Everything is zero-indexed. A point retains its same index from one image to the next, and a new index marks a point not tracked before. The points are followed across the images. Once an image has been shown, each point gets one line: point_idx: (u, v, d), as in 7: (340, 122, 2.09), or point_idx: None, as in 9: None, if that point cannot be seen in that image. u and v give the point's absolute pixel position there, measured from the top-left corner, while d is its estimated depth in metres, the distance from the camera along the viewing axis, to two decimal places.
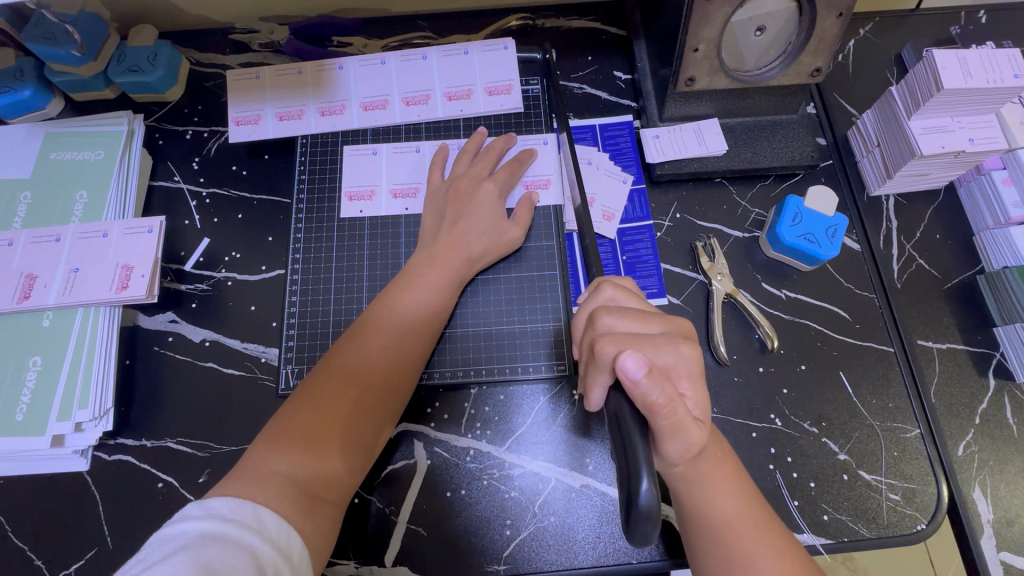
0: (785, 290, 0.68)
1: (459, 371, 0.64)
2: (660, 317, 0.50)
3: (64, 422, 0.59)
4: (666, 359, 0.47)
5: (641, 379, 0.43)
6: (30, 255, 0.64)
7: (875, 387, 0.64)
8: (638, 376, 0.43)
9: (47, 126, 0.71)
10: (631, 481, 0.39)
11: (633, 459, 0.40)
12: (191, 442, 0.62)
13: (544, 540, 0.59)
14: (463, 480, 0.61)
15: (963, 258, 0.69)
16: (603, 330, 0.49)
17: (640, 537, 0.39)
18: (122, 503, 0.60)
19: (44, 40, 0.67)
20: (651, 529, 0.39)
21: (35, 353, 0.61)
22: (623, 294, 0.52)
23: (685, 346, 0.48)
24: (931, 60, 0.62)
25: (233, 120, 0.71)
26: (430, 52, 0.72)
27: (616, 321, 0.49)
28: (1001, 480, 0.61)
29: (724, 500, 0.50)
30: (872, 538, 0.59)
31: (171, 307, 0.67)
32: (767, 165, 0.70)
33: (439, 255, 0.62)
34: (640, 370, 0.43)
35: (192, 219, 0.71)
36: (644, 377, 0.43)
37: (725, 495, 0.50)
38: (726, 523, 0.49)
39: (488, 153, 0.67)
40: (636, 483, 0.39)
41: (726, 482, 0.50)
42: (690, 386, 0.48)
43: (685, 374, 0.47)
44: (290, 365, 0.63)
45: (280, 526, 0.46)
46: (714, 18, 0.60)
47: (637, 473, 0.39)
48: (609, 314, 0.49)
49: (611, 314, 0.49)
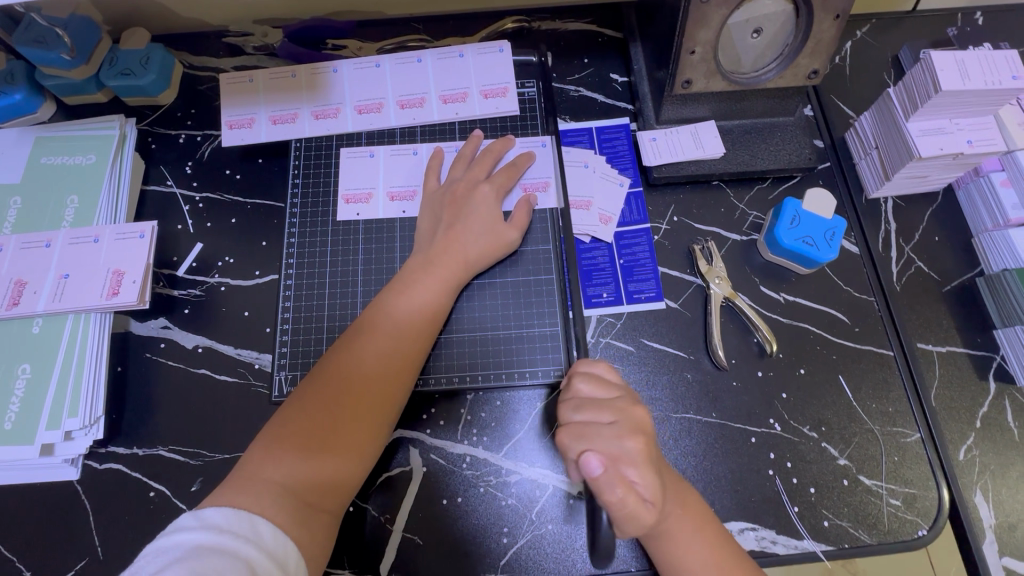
0: (783, 293, 0.67)
1: (456, 376, 0.63)
2: (615, 404, 0.52)
3: (53, 431, 0.58)
4: (613, 450, 0.49)
5: (598, 473, 0.47)
6: (20, 261, 0.63)
7: (875, 391, 0.63)
8: (596, 473, 0.47)
9: (38, 130, 0.70)
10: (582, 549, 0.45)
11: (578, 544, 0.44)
12: (184, 450, 0.61)
13: (542, 549, 0.58)
14: (460, 488, 0.60)
15: (962, 260, 0.69)
16: (566, 425, 0.52)
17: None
18: (113, 512, 0.59)
19: (35, 44, 0.66)
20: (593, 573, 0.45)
21: (24, 360, 0.60)
22: (593, 385, 0.54)
23: (632, 437, 0.50)
24: (928, 62, 0.62)
25: (226, 124, 0.70)
26: (426, 55, 0.72)
27: (576, 417, 0.52)
28: (1002, 484, 0.61)
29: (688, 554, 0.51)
30: (873, 544, 0.58)
31: (164, 312, 0.66)
32: (765, 167, 0.70)
33: (434, 260, 0.61)
34: (598, 467, 0.47)
35: (185, 224, 0.70)
36: (601, 473, 0.47)
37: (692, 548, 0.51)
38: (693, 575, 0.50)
39: (485, 158, 0.67)
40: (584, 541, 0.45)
41: (692, 533, 0.51)
42: (638, 473, 0.48)
43: (634, 460, 0.49)
44: (284, 371, 0.62)
45: (275, 535, 0.45)
46: (710, 21, 0.59)
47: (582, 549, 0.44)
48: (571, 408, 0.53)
49: (572, 409, 0.53)
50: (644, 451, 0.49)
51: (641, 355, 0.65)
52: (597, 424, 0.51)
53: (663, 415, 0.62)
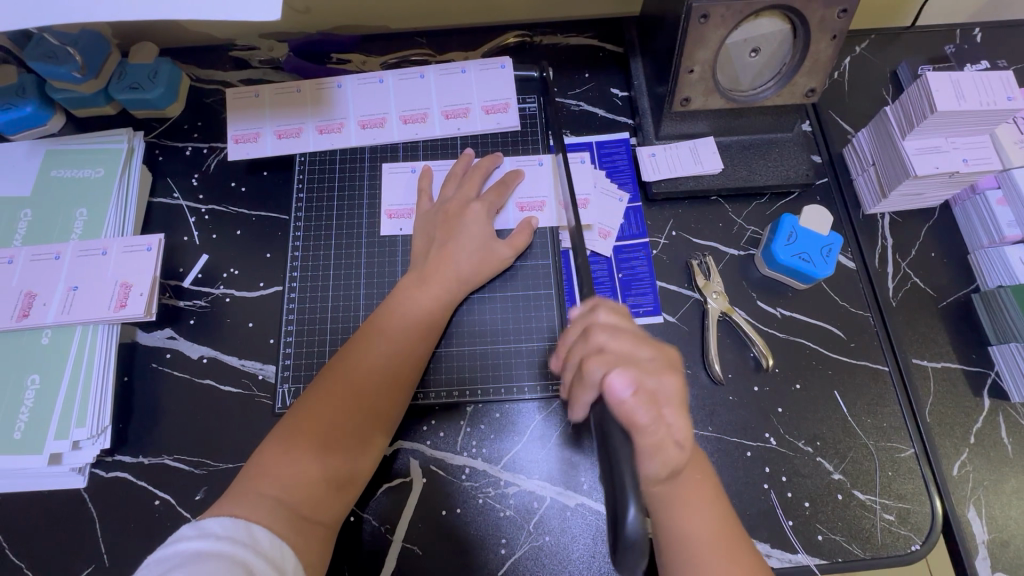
0: (780, 308, 0.68)
1: (455, 390, 0.64)
2: (649, 341, 0.50)
3: (61, 440, 0.59)
4: (651, 386, 0.46)
5: (628, 397, 0.45)
6: (30, 272, 0.64)
7: (870, 406, 0.64)
8: (624, 396, 0.45)
9: (48, 143, 0.71)
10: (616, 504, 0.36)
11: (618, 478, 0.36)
12: (188, 459, 0.62)
13: (539, 560, 0.59)
14: (458, 499, 0.61)
15: (957, 276, 0.70)
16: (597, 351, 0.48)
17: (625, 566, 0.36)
18: (118, 521, 0.60)
19: (46, 60, 0.68)
20: (637, 559, 0.36)
21: (33, 370, 0.62)
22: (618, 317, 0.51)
23: (669, 373, 0.48)
24: (925, 82, 0.62)
25: (232, 138, 0.71)
26: (428, 71, 0.73)
27: (609, 340, 0.49)
28: (995, 499, 0.61)
29: (693, 521, 0.49)
30: (866, 559, 0.59)
31: (169, 323, 0.68)
32: (762, 183, 0.71)
33: (428, 277, 0.62)
34: (627, 389, 0.45)
35: (191, 236, 0.72)
36: (628, 395, 0.45)
37: (695, 515, 0.49)
38: (694, 544, 0.48)
39: (474, 173, 0.68)
40: (621, 507, 0.35)
41: (696, 502, 0.49)
42: (672, 413, 0.47)
43: (670, 399, 0.47)
44: (287, 383, 0.64)
45: (272, 540, 0.47)
46: (709, 41, 0.60)
47: (621, 497, 0.35)
48: (604, 332, 0.49)
49: (604, 333, 0.49)
50: (678, 389, 0.48)
51: None
52: (631, 355, 0.48)
53: None
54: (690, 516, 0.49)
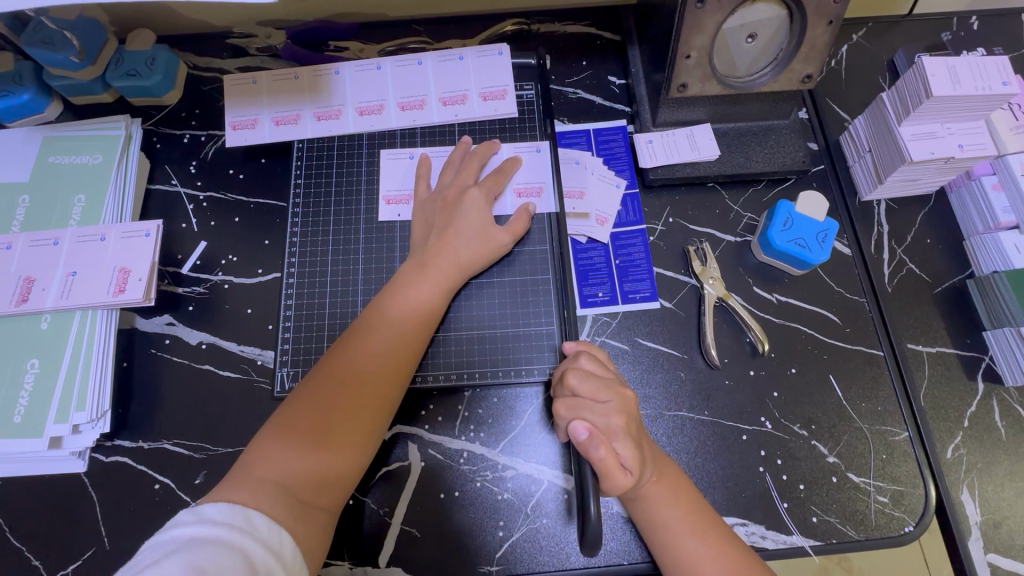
0: (776, 294, 0.68)
1: (453, 375, 0.64)
2: (612, 385, 0.56)
3: (61, 424, 0.60)
4: (602, 424, 0.53)
5: (584, 438, 0.52)
6: (28, 258, 0.64)
7: (864, 390, 0.65)
8: (582, 437, 0.52)
9: (46, 130, 0.71)
10: None
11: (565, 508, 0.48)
12: (188, 444, 0.63)
13: (536, 542, 0.59)
14: (456, 482, 0.62)
15: (952, 262, 0.70)
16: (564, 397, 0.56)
17: None
18: (119, 504, 0.60)
19: (42, 45, 0.67)
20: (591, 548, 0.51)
21: (32, 355, 0.62)
22: (595, 363, 0.58)
23: (619, 415, 0.54)
24: (921, 67, 0.63)
25: (230, 125, 0.71)
26: (426, 58, 0.73)
27: (580, 384, 0.55)
28: (989, 481, 0.62)
29: (666, 513, 0.54)
30: (860, 540, 0.59)
31: (168, 309, 0.68)
32: (759, 170, 0.71)
33: (428, 263, 0.63)
34: (584, 433, 0.52)
35: (189, 222, 0.72)
36: (586, 437, 0.52)
37: (669, 506, 0.54)
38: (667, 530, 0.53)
39: (472, 160, 0.68)
40: None
41: (670, 496, 0.54)
42: (622, 445, 0.52)
43: (619, 434, 0.53)
44: (285, 368, 0.64)
45: (270, 526, 0.47)
46: (705, 26, 0.60)
47: (586, 498, 0.52)
48: (576, 377, 0.56)
49: (577, 377, 0.56)
50: (626, 427, 0.53)
51: (635, 353, 0.66)
52: (593, 399, 0.55)
53: (656, 413, 0.64)
54: (664, 506, 0.54)
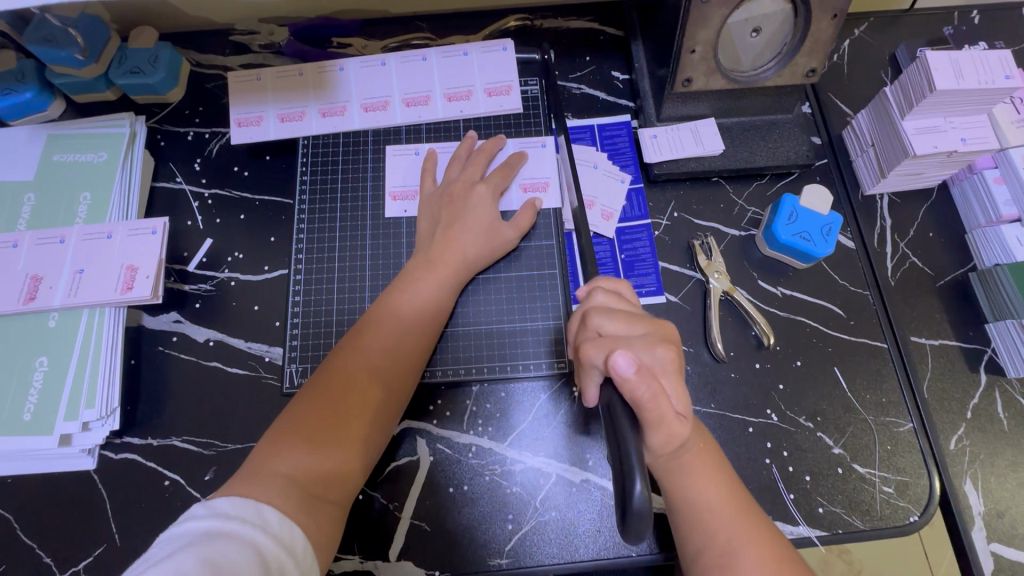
0: (781, 287, 0.69)
1: (461, 370, 0.65)
2: (644, 318, 0.52)
3: (71, 421, 0.60)
4: (645, 360, 0.49)
5: (630, 375, 0.44)
6: (35, 256, 0.64)
7: (869, 382, 0.65)
8: (627, 374, 0.44)
9: (50, 128, 0.71)
10: (626, 478, 0.40)
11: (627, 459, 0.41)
12: (197, 440, 0.63)
13: (545, 534, 0.60)
14: (465, 477, 0.62)
15: (955, 255, 0.71)
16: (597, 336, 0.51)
17: (636, 534, 0.40)
18: (129, 501, 0.61)
19: (46, 43, 0.67)
20: (644, 524, 0.39)
21: (40, 353, 0.62)
22: (613, 297, 0.54)
23: (660, 347, 0.50)
24: (924, 61, 0.63)
25: (235, 122, 0.71)
26: (430, 54, 0.73)
27: (606, 323, 0.51)
28: (991, 471, 0.63)
29: (701, 491, 0.51)
30: (866, 530, 0.60)
31: (175, 307, 0.68)
32: (763, 164, 0.71)
33: (435, 259, 0.63)
34: (629, 367, 0.44)
35: (195, 220, 0.72)
36: (632, 373, 0.44)
37: (705, 483, 0.52)
38: (704, 509, 0.51)
39: (478, 157, 0.68)
40: (630, 483, 0.40)
41: (705, 469, 0.52)
42: (668, 383, 0.49)
43: (665, 370, 0.49)
44: (294, 365, 0.64)
45: (282, 520, 0.47)
46: (710, 21, 0.60)
47: (630, 475, 0.40)
48: (601, 314, 0.52)
49: (601, 316, 0.52)
50: (672, 359, 0.50)
51: None
52: (628, 335, 0.51)
53: None
54: (699, 483, 0.51)
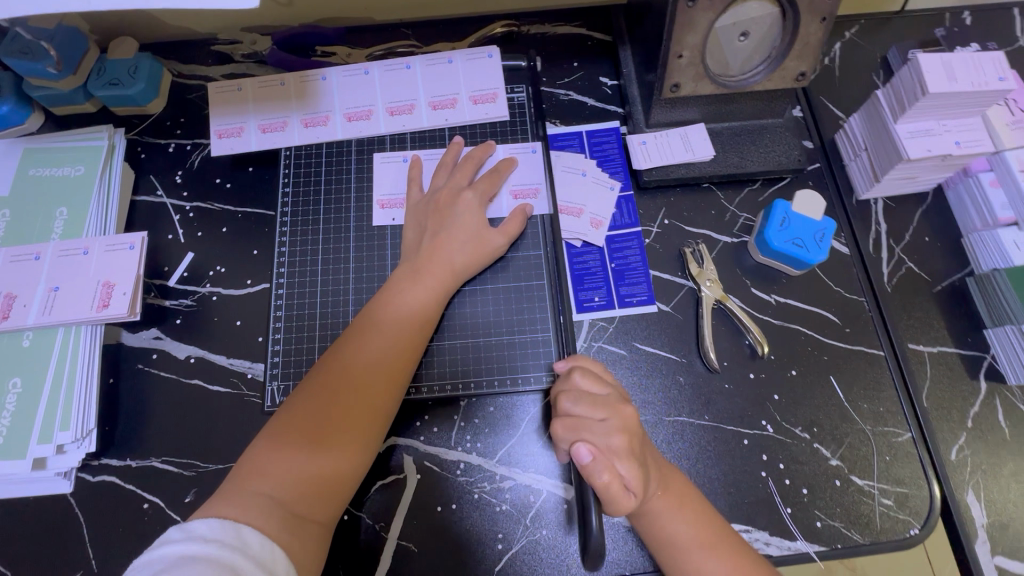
0: (775, 295, 0.67)
1: (449, 384, 0.63)
2: (608, 401, 0.54)
3: (45, 444, 0.58)
4: (603, 442, 0.51)
5: (587, 462, 0.49)
6: (10, 273, 0.63)
7: (866, 391, 0.64)
8: (585, 461, 0.49)
9: (27, 142, 0.70)
10: None
11: None
12: (177, 461, 0.61)
13: (536, 554, 0.58)
14: (454, 494, 0.60)
15: (951, 259, 0.69)
16: (561, 417, 0.54)
17: None
18: (107, 525, 0.59)
19: (20, 55, 0.66)
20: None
21: (15, 374, 0.60)
22: (590, 379, 0.55)
23: (619, 434, 0.51)
24: (916, 64, 0.62)
25: (215, 133, 0.70)
26: (415, 61, 0.72)
27: (573, 406, 0.53)
28: (993, 482, 0.61)
29: (671, 530, 0.52)
30: (866, 545, 0.58)
31: (155, 323, 0.66)
32: (755, 169, 0.70)
33: (421, 268, 0.61)
34: (587, 455, 0.49)
35: (176, 233, 0.70)
36: (589, 461, 0.49)
37: (677, 520, 0.52)
38: (676, 543, 0.52)
39: (466, 165, 0.67)
40: None
41: (675, 508, 0.53)
42: (627, 467, 0.50)
43: (622, 455, 0.51)
44: (276, 382, 0.62)
45: (262, 542, 0.46)
46: (697, 25, 0.59)
47: None
48: (569, 399, 0.54)
49: (568, 398, 0.54)
50: (629, 447, 0.51)
51: (633, 358, 0.65)
52: (589, 419, 0.53)
53: (656, 420, 0.62)
54: (671, 523, 0.52)
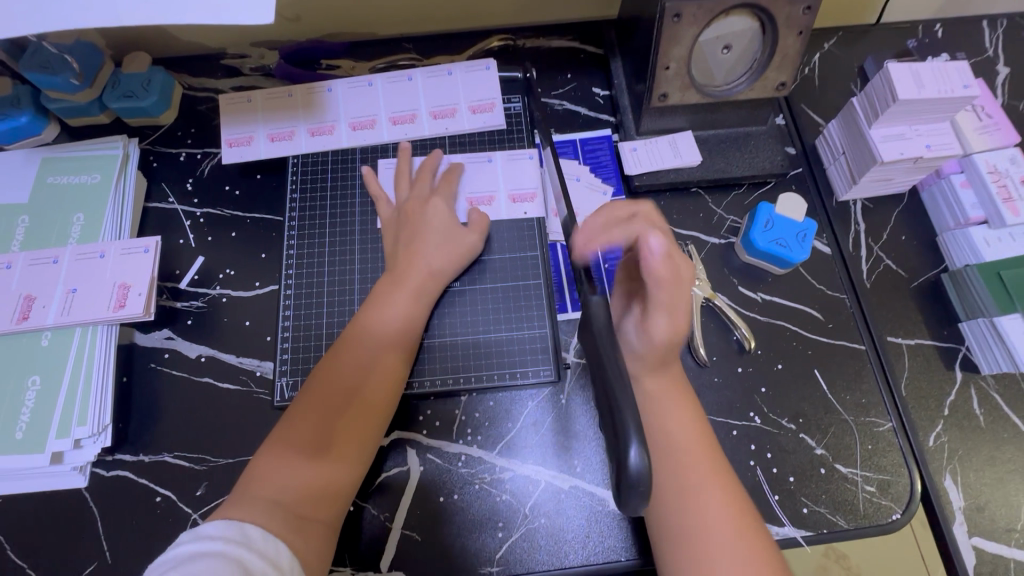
0: (761, 292, 0.71)
1: (448, 379, 0.66)
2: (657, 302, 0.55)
3: (63, 439, 0.60)
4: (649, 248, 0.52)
5: (663, 248, 0.52)
6: (29, 277, 0.65)
7: (849, 382, 0.67)
8: (661, 249, 0.52)
9: (44, 151, 0.73)
10: (621, 445, 0.39)
11: (621, 423, 0.39)
12: (189, 456, 0.64)
13: (535, 541, 0.61)
14: (456, 485, 0.63)
15: (927, 258, 0.73)
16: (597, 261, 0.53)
17: (629, 503, 0.39)
18: (121, 518, 0.61)
19: (41, 69, 0.69)
20: (641, 498, 0.38)
21: (33, 373, 0.63)
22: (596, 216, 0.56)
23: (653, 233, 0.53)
24: (886, 73, 0.66)
25: (226, 142, 0.73)
26: (416, 74, 0.75)
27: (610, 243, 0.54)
28: (970, 468, 0.64)
29: (675, 429, 0.56)
30: (850, 529, 0.61)
31: (167, 324, 0.69)
32: (740, 174, 0.74)
33: (400, 276, 0.64)
34: (661, 246, 0.52)
35: (187, 238, 0.73)
36: (663, 249, 0.52)
37: (677, 421, 0.56)
38: (676, 446, 0.55)
39: (426, 169, 0.71)
40: (625, 448, 0.38)
41: (676, 409, 0.57)
42: (654, 238, 0.53)
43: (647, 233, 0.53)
44: (285, 378, 0.65)
45: (268, 538, 0.47)
46: (682, 38, 0.63)
47: (626, 441, 0.39)
48: (597, 238, 0.54)
49: (585, 240, 0.53)
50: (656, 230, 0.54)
51: None
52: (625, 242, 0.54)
53: None
54: (670, 422, 0.56)
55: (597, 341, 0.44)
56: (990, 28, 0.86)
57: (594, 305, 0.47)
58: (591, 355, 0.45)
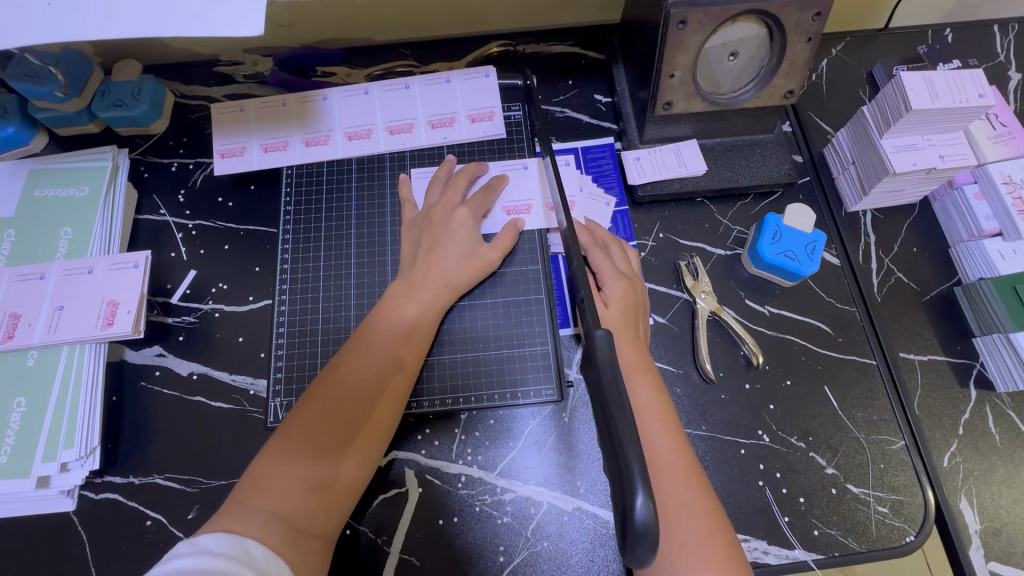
0: (768, 306, 0.69)
1: (448, 399, 0.64)
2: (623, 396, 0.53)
3: (49, 463, 0.58)
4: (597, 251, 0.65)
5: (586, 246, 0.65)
6: (15, 293, 0.63)
7: (860, 399, 0.65)
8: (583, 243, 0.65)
9: (31, 163, 0.71)
10: (626, 494, 0.37)
11: (626, 468, 0.37)
12: (180, 478, 0.62)
13: (537, 566, 0.59)
14: (455, 507, 0.61)
15: (939, 269, 0.71)
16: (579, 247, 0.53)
17: (636, 555, 0.37)
18: (110, 543, 0.59)
19: (27, 79, 0.67)
20: (649, 550, 0.36)
21: (19, 393, 0.61)
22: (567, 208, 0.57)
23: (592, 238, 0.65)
24: (898, 82, 0.64)
25: (218, 153, 0.71)
26: (413, 82, 0.73)
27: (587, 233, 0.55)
28: (985, 488, 0.62)
29: (653, 435, 0.54)
30: (863, 552, 0.59)
31: (158, 341, 0.67)
32: (746, 184, 0.72)
33: (417, 284, 0.62)
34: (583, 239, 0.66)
35: (178, 252, 0.71)
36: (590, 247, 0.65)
37: (656, 428, 0.54)
38: (653, 453, 0.53)
39: (459, 178, 0.68)
40: (630, 500, 0.36)
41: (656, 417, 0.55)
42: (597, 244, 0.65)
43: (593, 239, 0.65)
44: (279, 398, 0.63)
45: (267, 556, 0.45)
46: (688, 46, 0.61)
47: (631, 488, 0.37)
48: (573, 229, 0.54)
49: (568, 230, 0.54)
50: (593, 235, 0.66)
51: None
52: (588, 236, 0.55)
53: None
54: (652, 431, 0.54)
55: (601, 377, 0.42)
56: (1002, 33, 0.83)
57: (599, 338, 0.44)
58: (595, 392, 0.43)
